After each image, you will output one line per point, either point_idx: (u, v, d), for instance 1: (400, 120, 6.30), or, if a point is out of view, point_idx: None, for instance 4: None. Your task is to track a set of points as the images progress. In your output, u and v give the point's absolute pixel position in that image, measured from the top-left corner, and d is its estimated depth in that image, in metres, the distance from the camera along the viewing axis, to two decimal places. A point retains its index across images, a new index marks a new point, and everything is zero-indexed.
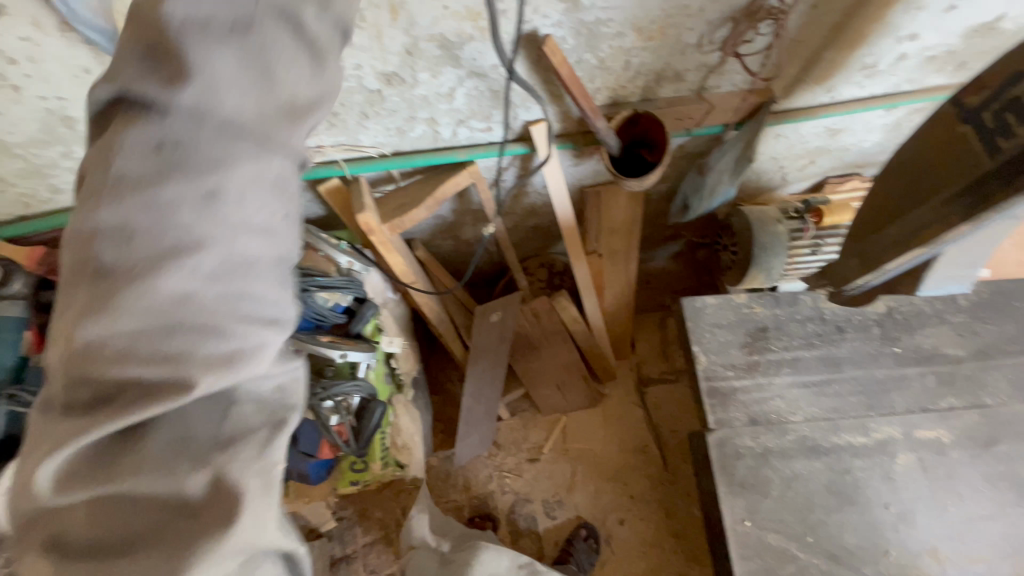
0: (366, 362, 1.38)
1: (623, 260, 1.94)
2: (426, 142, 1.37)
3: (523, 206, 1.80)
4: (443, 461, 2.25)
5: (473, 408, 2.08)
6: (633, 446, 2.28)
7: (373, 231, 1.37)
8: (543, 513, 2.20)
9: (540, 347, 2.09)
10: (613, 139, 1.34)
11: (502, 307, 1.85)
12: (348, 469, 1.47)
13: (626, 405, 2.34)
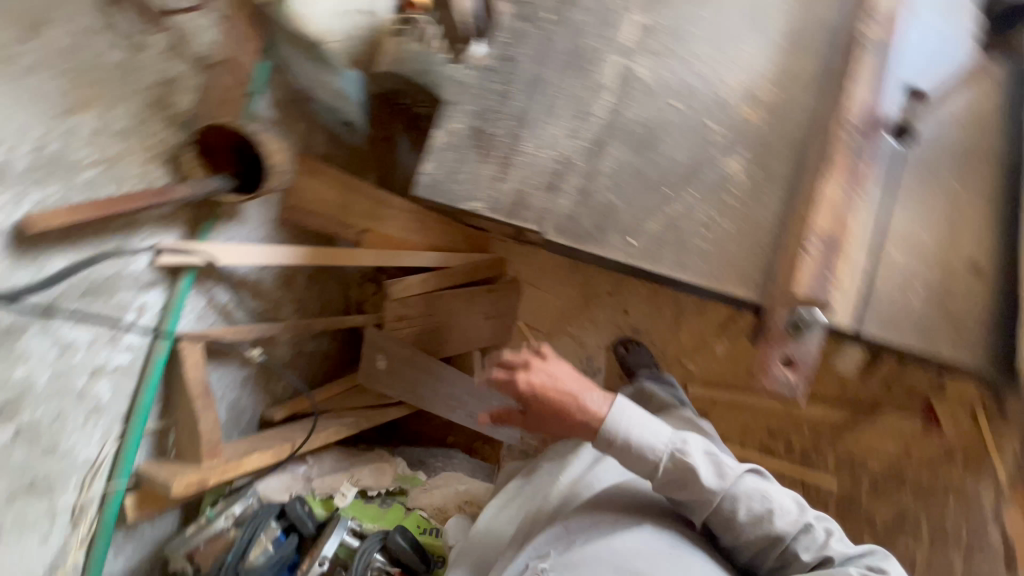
0: (346, 532, 1.29)
1: (383, 210, 1.80)
2: (127, 380, 1.23)
3: (275, 289, 1.64)
4: (509, 452, 2.26)
5: (469, 411, 2.01)
6: (570, 270, 2.29)
7: (205, 478, 1.23)
8: (591, 378, 2.29)
9: (439, 323, 1.95)
10: (212, 181, 1.18)
11: (375, 348, 1.69)
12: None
13: (533, 261, 2.33)
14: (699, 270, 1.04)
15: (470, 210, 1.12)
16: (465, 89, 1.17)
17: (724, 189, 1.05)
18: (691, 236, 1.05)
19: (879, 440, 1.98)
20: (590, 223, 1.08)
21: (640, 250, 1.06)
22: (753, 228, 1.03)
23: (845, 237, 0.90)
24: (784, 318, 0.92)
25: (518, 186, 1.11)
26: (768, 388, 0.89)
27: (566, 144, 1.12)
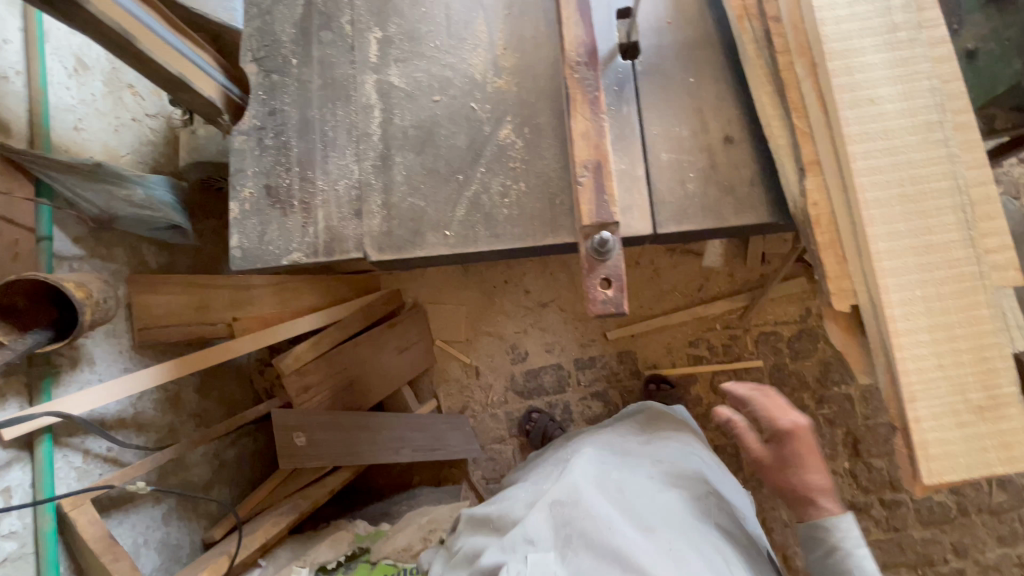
0: None
1: (246, 293, 1.77)
2: (24, 567, 1.19)
3: (162, 414, 1.58)
4: (476, 465, 2.28)
5: (415, 444, 2.01)
6: (463, 275, 2.34)
7: None
8: (522, 363, 2.33)
9: (351, 376, 1.94)
10: (26, 338, 1.13)
11: (290, 426, 1.64)
12: None
13: (424, 281, 2.33)
14: (514, 235, 1.10)
15: (291, 263, 1.13)
16: (245, 155, 1.18)
17: (507, 154, 1.12)
18: (496, 207, 1.11)
19: (782, 308, 2.20)
20: (403, 231, 1.11)
21: (457, 237, 1.10)
22: (543, 179, 1.11)
23: (606, 159, 0.99)
24: (587, 246, 1.00)
25: (325, 224, 1.13)
26: (597, 313, 0.97)
27: (356, 169, 1.14)
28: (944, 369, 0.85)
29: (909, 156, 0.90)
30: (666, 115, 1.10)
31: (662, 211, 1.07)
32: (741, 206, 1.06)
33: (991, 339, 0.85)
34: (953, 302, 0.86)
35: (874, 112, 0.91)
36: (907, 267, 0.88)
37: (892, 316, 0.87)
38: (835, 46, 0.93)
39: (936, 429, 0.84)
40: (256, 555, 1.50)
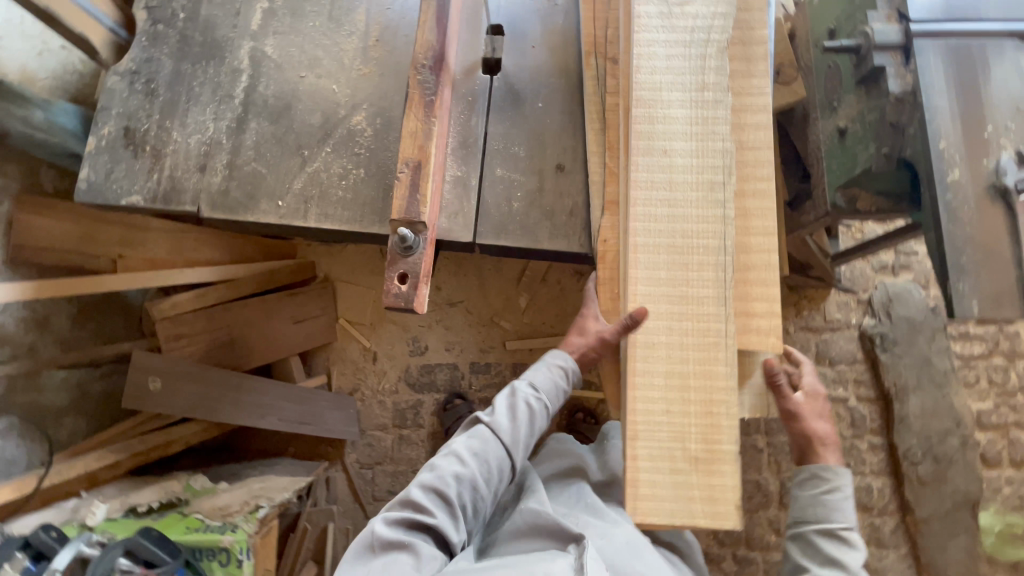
0: (84, 544, 1.25)
1: (138, 234, 1.79)
2: None
3: (23, 332, 1.61)
4: (353, 448, 2.29)
5: (286, 414, 2.03)
6: (380, 260, 2.33)
7: None
8: (420, 357, 2.34)
9: (234, 335, 2.00)
10: None
11: (147, 371, 1.70)
12: (224, 569, 1.35)
13: (341, 258, 2.33)
14: (342, 217, 1.13)
15: (129, 205, 1.17)
16: (113, 95, 1.21)
17: (355, 141, 1.16)
18: (333, 188, 1.14)
19: None
20: (240, 193, 1.15)
21: (288, 210, 1.14)
22: (382, 170, 1.14)
23: (425, 161, 1.03)
24: (393, 239, 1.02)
25: (170, 173, 1.17)
26: (387, 305, 1.01)
27: (212, 127, 1.19)
28: (669, 414, 0.90)
29: (684, 210, 0.94)
30: (511, 134, 1.15)
31: (484, 222, 1.11)
32: (558, 231, 1.11)
33: (720, 398, 0.90)
34: (692, 354, 0.91)
35: (662, 165, 0.95)
36: (659, 312, 0.93)
37: (633, 356, 0.92)
38: (643, 94, 0.97)
39: (649, 470, 0.89)
40: (78, 486, 1.55)
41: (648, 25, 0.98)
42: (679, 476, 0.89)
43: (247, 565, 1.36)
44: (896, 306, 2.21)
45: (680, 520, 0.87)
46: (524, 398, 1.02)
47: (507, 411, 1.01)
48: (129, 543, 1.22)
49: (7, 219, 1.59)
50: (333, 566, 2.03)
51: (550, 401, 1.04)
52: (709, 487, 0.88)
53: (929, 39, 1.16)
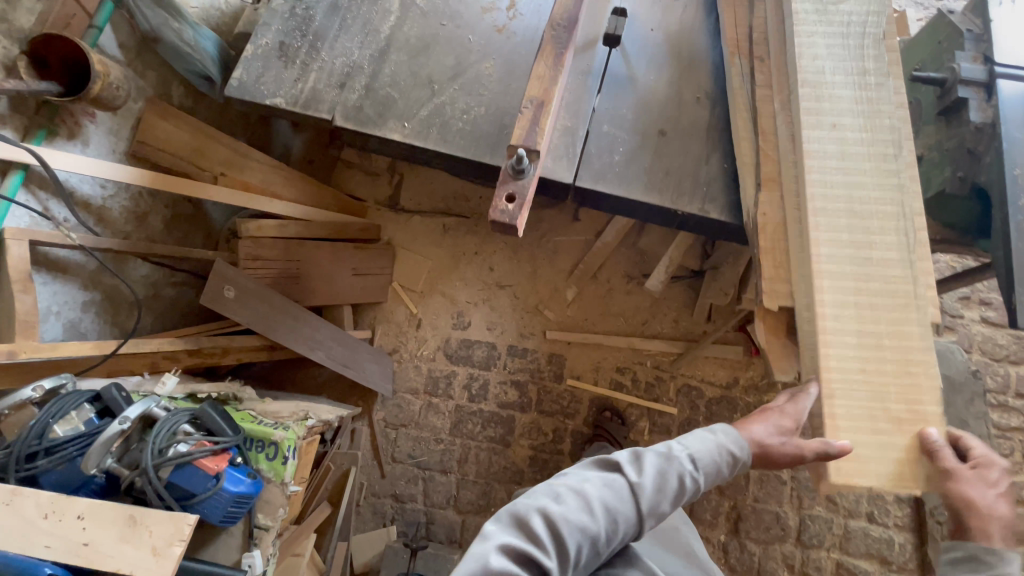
0: (153, 406, 1.31)
1: (241, 159, 1.95)
2: None
3: (125, 221, 1.73)
4: (382, 405, 2.34)
5: (332, 355, 2.11)
6: (441, 234, 2.47)
7: (15, 350, 1.26)
8: (462, 331, 2.41)
9: (301, 270, 2.11)
10: (38, 83, 1.30)
11: (224, 279, 1.79)
12: (269, 463, 1.40)
13: (405, 226, 2.49)
14: (459, 145, 1.25)
15: (272, 105, 1.31)
16: (276, 14, 1.38)
17: (480, 83, 1.30)
18: (454, 120, 1.27)
19: (711, 368, 2.29)
20: (372, 111, 1.29)
21: (411, 131, 1.27)
22: (500, 112, 1.27)
23: (548, 101, 1.14)
24: (508, 163, 1.12)
25: (313, 85, 1.32)
26: (493, 218, 1.10)
27: (357, 54, 1.34)
28: (855, 372, 0.94)
29: (859, 180, 1.01)
30: (621, 100, 1.27)
31: (586, 167, 1.22)
32: (652, 188, 1.21)
33: (918, 357, 0.94)
34: (846, 323, 0.95)
35: (818, 149, 1.04)
36: (842, 272, 0.97)
37: (823, 310, 0.96)
38: (810, 77, 1.07)
39: (849, 428, 0.92)
40: (142, 368, 1.60)
41: (806, 20, 1.11)
42: (879, 433, 0.92)
43: (290, 464, 1.41)
44: (936, 364, 2.22)
45: (883, 482, 0.90)
46: (679, 467, 0.83)
47: (655, 472, 0.82)
48: (195, 411, 1.31)
49: (136, 118, 1.74)
50: (344, 512, 2.04)
51: (703, 478, 0.85)
52: (915, 444, 0.92)
53: (1008, 79, 1.26)
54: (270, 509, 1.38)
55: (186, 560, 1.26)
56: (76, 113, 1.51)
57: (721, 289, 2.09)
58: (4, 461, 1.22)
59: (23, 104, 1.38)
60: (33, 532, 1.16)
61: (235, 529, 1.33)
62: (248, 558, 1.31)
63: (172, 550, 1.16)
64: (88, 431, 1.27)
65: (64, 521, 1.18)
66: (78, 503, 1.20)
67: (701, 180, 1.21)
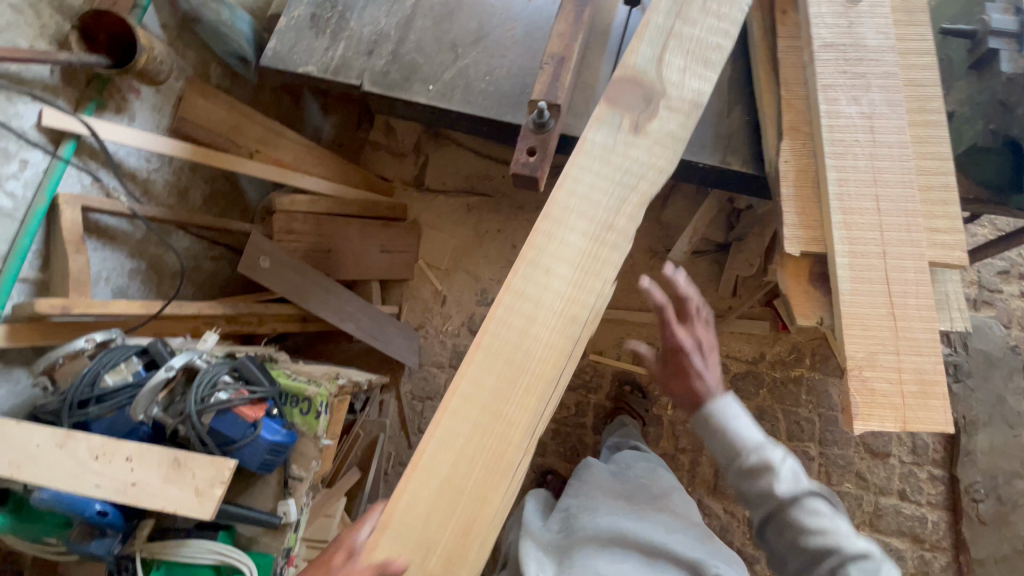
0: (196, 358, 1.39)
1: (274, 137, 2.03)
2: (7, 224, 1.35)
3: (167, 194, 1.82)
4: (409, 378, 2.40)
5: (362, 327, 2.18)
6: (464, 213, 2.52)
7: (69, 304, 1.34)
8: (486, 308, 2.45)
9: (332, 245, 2.18)
10: (89, 56, 1.39)
11: (260, 250, 1.88)
12: (303, 417, 1.47)
13: (430, 204, 2.54)
14: (482, 106, 1.29)
15: (304, 74, 1.37)
16: None
17: (503, 46, 1.33)
18: (477, 81, 1.31)
19: (737, 344, 2.27)
20: (398, 75, 1.34)
21: (437, 94, 1.31)
22: (523, 72, 1.30)
23: (569, 56, 1.17)
24: (529, 118, 1.15)
25: (343, 53, 1.38)
26: (514, 170, 1.12)
27: (384, 23, 1.39)
28: (881, 307, 0.95)
29: (552, 287, 0.85)
30: None
31: None
32: None
33: (505, 468, 0.78)
34: (869, 259, 0.97)
35: (836, 99, 1.05)
36: (486, 378, 0.81)
37: (454, 392, 0.80)
38: (586, 165, 0.91)
39: (874, 370, 0.92)
40: (184, 331, 1.69)
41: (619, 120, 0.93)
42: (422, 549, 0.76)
43: (323, 419, 1.47)
44: (974, 339, 2.14)
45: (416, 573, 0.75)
46: None
47: None
48: (234, 364, 1.38)
49: (177, 96, 1.83)
50: (373, 477, 2.11)
51: None
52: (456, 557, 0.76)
53: None
54: (303, 460, 1.44)
55: (225, 504, 1.35)
56: (123, 89, 1.61)
57: (747, 260, 2.08)
58: (59, 407, 1.30)
59: (75, 78, 1.47)
60: (83, 471, 1.21)
61: (270, 478, 1.40)
62: (283, 505, 1.38)
63: (214, 492, 1.22)
64: (135, 381, 1.34)
65: (110, 463, 1.23)
66: (125, 446, 1.25)
67: (724, 132, 1.22)
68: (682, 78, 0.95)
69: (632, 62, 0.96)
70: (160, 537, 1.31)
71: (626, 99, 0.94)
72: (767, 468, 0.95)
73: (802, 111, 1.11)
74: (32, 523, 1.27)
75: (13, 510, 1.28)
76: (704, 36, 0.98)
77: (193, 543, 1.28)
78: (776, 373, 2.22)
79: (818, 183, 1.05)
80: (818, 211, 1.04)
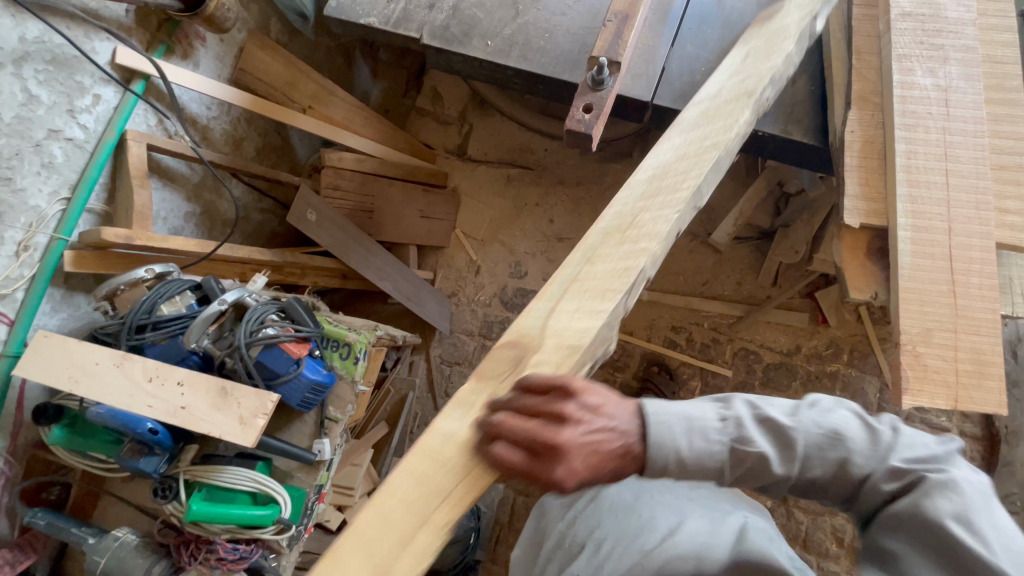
0: (246, 296, 1.45)
1: (327, 95, 2.08)
2: (79, 156, 1.42)
3: (223, 143, 1.88)
4: (439, 343, 2.45)
5: (398, 288, 2.22)
6: (505, 184, 2.53)
7: (131, 236, 1.41)
8: (519, 280, 2.46)
9: (374, 206, 2.22)
10: None
11: (308, 204, 1.93)
12: (342, 361, 1.52)
13: (472, 174, 2.56)
14: (540, 63, 1.29)
15: (365, 24, 1.39)
16: None
17: (564, 4, 1.32)
18: (536, 39, 1.30)
19: (773, 334, 2.23)
20: (458, 30, 1.34)
21: (494, 50, 1.31)
22: (583, 31, 1.29)
23: (633, 14, 1.15)
24: (588, 75, 1.14)
25: (405, 6, 1.39)
26: (569, 126, 1.12)
27: None
28: (941, 284, 0.91)
29: (424, 491, 0.66)
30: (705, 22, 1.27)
31: (665, 87, 1.23)
32: None
33: None
34: (933, 233, 0.93)
35: (910, 70, 1.02)
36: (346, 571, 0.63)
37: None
38: (476, 388, 0.73)
39: (932, 348, 0.89)
40: (233, 274, 1.76)
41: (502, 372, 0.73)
42: None
43: (360, 365, 1.52)
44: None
45: None
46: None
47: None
48: (281, 304, 1.43)
49: (239, 48, 1.88)
50: (399, 434, 2.16)
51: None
52: None
53: None
54: (340, 403, 1.49)
55: (266, 438, 1.40)
56: (190, 35, 1.66)
57: (792, 247, 2.01)
58: (118, 332, 1.38)
59: (147, 19, 1.53)
60: (138, 391, 1.28)
61: (308, 417, 1.46)
62: (318, 444, 1.44)
63: (256, 421, 1.26)
64: (188, 313, 1.41)
65: (163, 385, 1.30)
66: (178, 372, 1.32)
67: (788, 100, 1.19)
68: (562, 326, 0.74)
69: (520, 323, 0.78)
70: (203, 462, 1.39)
71: (492, 369, 0.73)
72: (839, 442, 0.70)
73: (874, 80, 1.06)
74: (86, 438, 1.35)
75: (70, 424, 1.36)
76: (617, 263, 0.79)
77: (232, 470, 1.34)
78: (811, 367, 2.17)
79: (885, 156, 1.01)
80: (883, 184, 1.00)
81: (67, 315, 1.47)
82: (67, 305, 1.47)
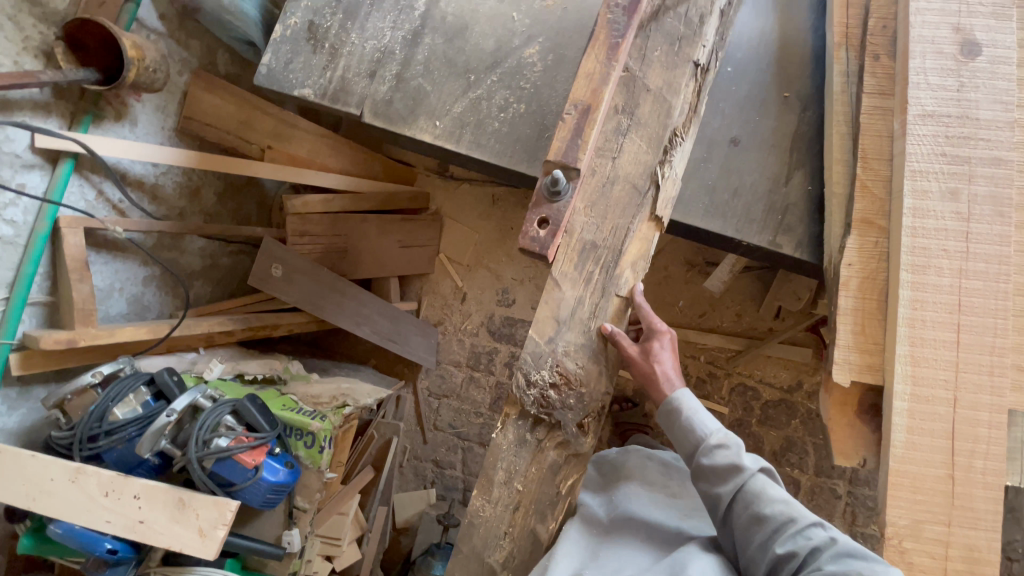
0: (199, 396, 1.37)
1: (288, 129, 1.88)
2: (11, 252, 1.32)
3: (178, 197, 1.75)
4: (426, 375, 2.39)
5: (377, 329, 2.13)
6: (489, 205, 2.29)
7: (75, 338, 1.34)
8: (506, 308, 2.30)
9: (347, 245, 2.11)
10: (77, 71, 1.29)
11: (273, 257, 1.84)
12: (307, 450, 1.47)
13: (454, 195, 2.35)
14: (494, 151, 1.14)
15: (300, 96, 1.23)
16: None
17: (522, 73, 1.14)
18: (490, 119, 1.14)
19: (773, 370, 2.11)
20: (402, 106, 1.19)
21: (444, 132, 1.16)
22: (542, 110, 1.12)
23: (595, 106, 0.96)
24: (542, 181, 0.98)
25: (342, 74, 1.22)
26: (521, 247, 0.97)
27: (388, 37, 1.22)
28: (938, 466, 0.80)
29: None
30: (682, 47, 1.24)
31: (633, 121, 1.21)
32: (713, 212, 1.12)
33: None
34: (934, 405, 0.81)
35: (924, 190, 0.86)
36: None
37: None
38: None
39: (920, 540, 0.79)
40: (197, 343, 1.70)
41: None
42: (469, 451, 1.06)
43: (326, 453, 1.47)
44: None
45: None
46: None
47: None
48: (235, 404, 1.35)
49: (182, 92, 1.72)
50: (386, 476, 2.14)
51: None
52: None
53: None
54: (307, 492, 1.47)
55: (232, 536, 1.37)
56: (122, 94, 1.51)
57: (793, 293, 1.94)
58: (71, 441, 1.32)
59: (67, 90, 1.39)
60: (96, 506, 1.26)
61: (275, 509, 1.42)
62: (287, 535, 1.41)
63: (216, 532, 1.23)
64: (144, 413, 1.34)
65: (117, 498, 1.26)
66: (134, 483, 1.27)
67: (778, 203, 1.11)
68: None
69: None
70: (172, 561, 1.37)
71: None
72: (721, 441, 0.98)
73: (881, 198, 0.92)
74: (56, 545, 1.33)
75: (37, 530, 1.33)
76: None
77: (198, 571, 1.32)
78: (812, 404, 2.06)
79: (887, 297, 0.87)
80: (882, 334, 0.88)
81: (26, 408, 1.42)
82: (25, 399, 1.41)
